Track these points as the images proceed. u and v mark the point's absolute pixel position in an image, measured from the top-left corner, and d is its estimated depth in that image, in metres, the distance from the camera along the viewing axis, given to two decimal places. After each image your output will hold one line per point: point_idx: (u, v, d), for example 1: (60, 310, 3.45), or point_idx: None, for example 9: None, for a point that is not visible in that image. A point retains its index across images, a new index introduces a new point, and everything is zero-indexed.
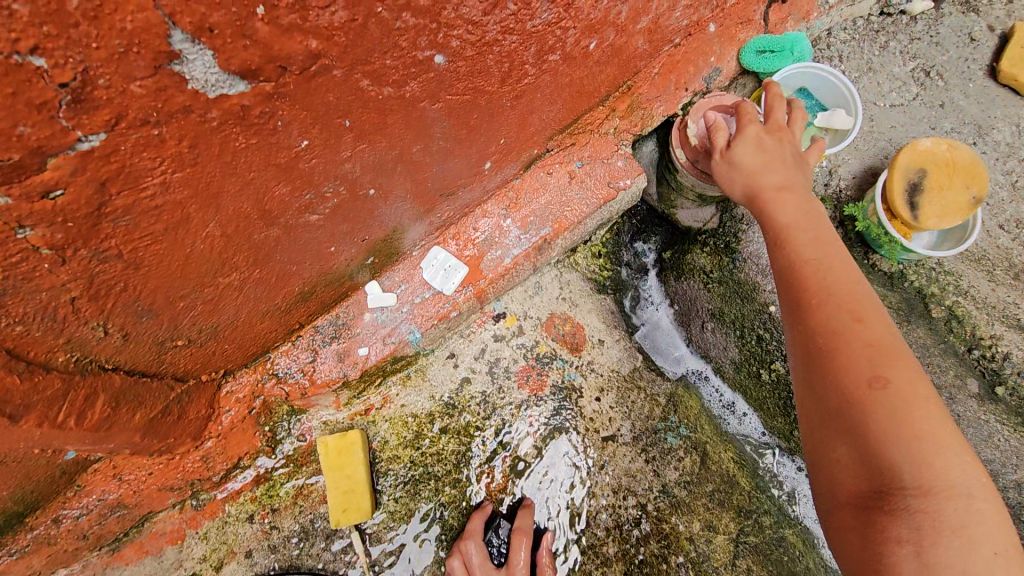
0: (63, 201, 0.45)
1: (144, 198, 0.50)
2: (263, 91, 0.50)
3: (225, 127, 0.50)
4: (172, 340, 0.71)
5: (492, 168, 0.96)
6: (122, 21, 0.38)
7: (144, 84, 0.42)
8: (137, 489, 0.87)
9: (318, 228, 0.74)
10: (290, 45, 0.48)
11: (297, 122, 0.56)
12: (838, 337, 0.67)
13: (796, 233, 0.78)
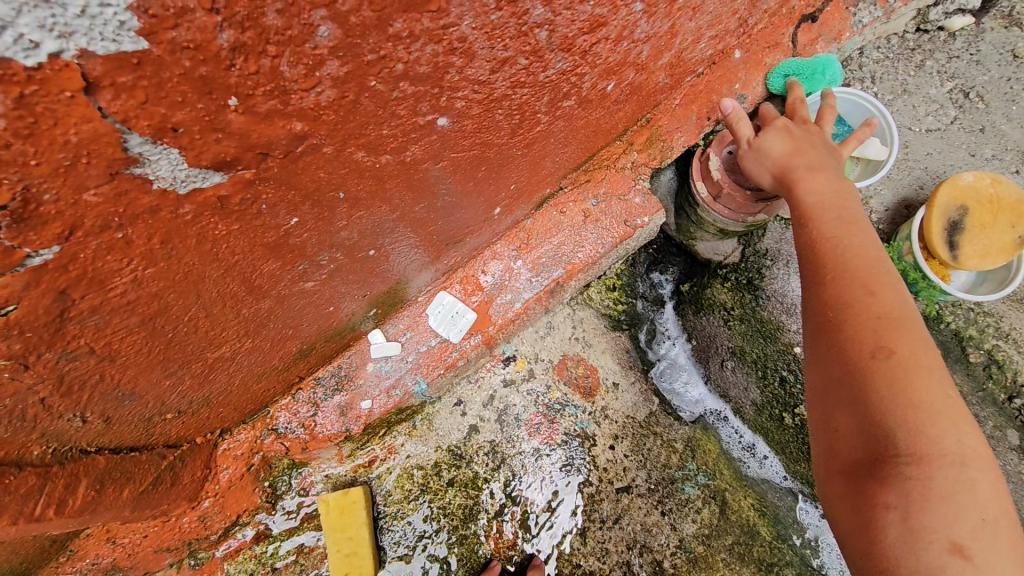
0: (17, 314, 0.41)
1: (114, 296, 0.46)
2: (243, 178, 0.45)
3: (201, 218, 0.46)
4: (160, 414, 0.67)
5: (502, 213, 0.91)
6: (65, 135, 0.33)
7: (99, 191, 0.38)
8: (132, 552, 0.84)
9: (313, 294, 0.69)
10: (270, 132, 0.43)
11: (283, 202, 0.51)
12: (847, 304, 0.62)
13: (819, 213, 0.72)
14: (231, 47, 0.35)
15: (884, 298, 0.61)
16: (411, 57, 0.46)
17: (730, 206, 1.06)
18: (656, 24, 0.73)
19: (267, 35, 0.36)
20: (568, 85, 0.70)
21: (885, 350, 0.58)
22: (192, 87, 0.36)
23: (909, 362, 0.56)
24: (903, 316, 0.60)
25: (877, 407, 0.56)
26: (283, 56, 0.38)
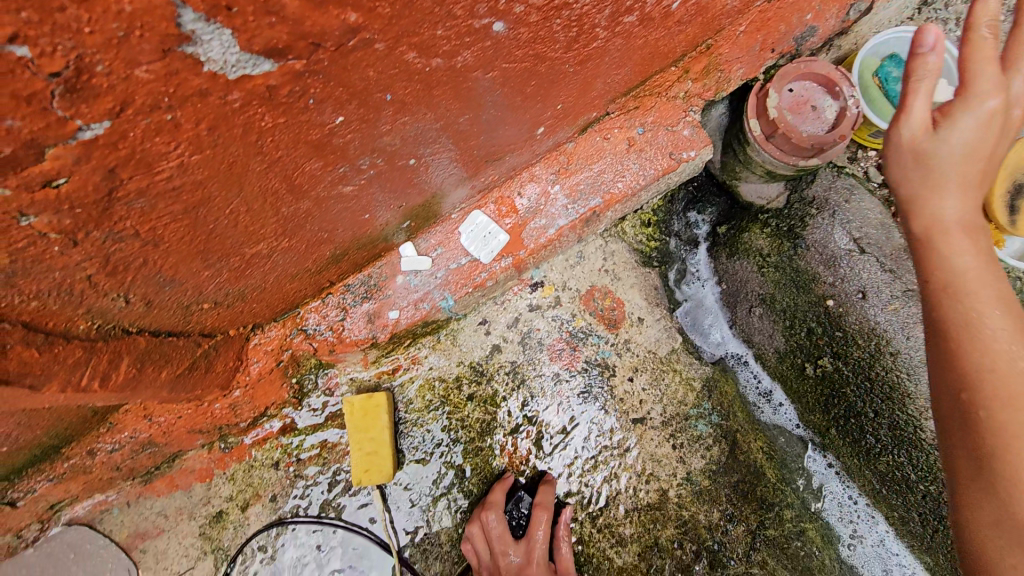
0: (67, 188, 0.42)
1: (159, 180, 0.46)
2: (292, 69, 0.43)
3: (249, 107, 0.44)
4: (197, 303, 0.69)
5: (544, 133, 0.87)
6: (119, 3, 0.32)
7: (150, 68, 0.37)
8: (166, 430, 0.89)
9: (351, 200, 0.68)
10: (324, 20, 0.41)
11: (331, 99, 0.49)
12: (974, 364, 0.61)
13: (942, 223, 0.65)
14: None
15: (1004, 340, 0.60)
16: None
17: (783, 147, 0.99)
18: None
19: None
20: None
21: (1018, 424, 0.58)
22: None
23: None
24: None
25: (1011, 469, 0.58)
26: None
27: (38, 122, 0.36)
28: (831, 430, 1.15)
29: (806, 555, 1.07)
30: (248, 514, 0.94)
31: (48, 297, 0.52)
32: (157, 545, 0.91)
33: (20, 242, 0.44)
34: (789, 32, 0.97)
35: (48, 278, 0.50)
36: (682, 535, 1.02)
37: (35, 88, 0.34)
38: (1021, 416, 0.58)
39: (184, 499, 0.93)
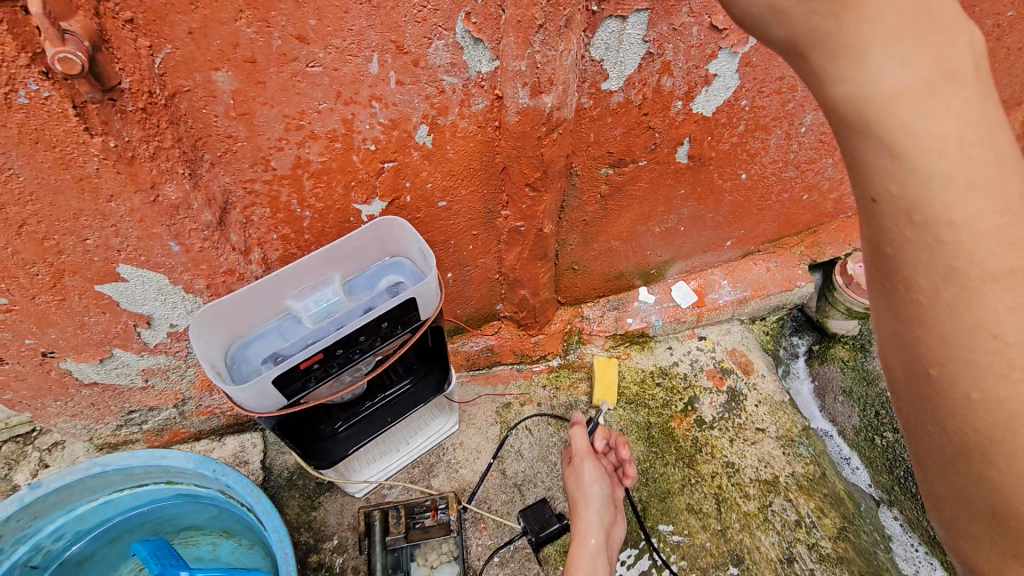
0: (606, 175, 1.28)
1: (630, 184, 1.33)
2: (689, 165, 1.35)
3: (668, 177, 1.36)
4: (573, 264, 1.54)
5: (731, 245, 1.74)
6: (678, 133, 1.25)
7: (667, 150, 1.28)
8: (502, 343, 1.64)
9: (655, 237, 1.57)
10: (707, 151, 1.33)
11: (688, 181, 1.40)
12: (859, 89, 0.46)
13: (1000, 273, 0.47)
14: (722, 121, 1.27)
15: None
16: (759, 145, 1.38)
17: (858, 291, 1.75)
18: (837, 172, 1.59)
19: (733, 117, 1.27)
20: (789, 186, 1.57)
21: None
22: (705, 128, 1.27)
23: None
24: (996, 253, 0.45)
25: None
26: (726, 132, 1.30)
27: (631, 149, 1.24)
28: (897, 486, 1.64)
29: (878, 563, 1.49)
30: (524, 407, 1.61)
31: (566, 220, 1.37)
32: (471, 409, 1.60)
33: (593, 179, 1.28)
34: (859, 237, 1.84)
35: (577, 209, 1.35)
36: (786, 508, 1.51)
37: (642, 141, 1.23)
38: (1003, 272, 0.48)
39: (492, 388, 1.64)
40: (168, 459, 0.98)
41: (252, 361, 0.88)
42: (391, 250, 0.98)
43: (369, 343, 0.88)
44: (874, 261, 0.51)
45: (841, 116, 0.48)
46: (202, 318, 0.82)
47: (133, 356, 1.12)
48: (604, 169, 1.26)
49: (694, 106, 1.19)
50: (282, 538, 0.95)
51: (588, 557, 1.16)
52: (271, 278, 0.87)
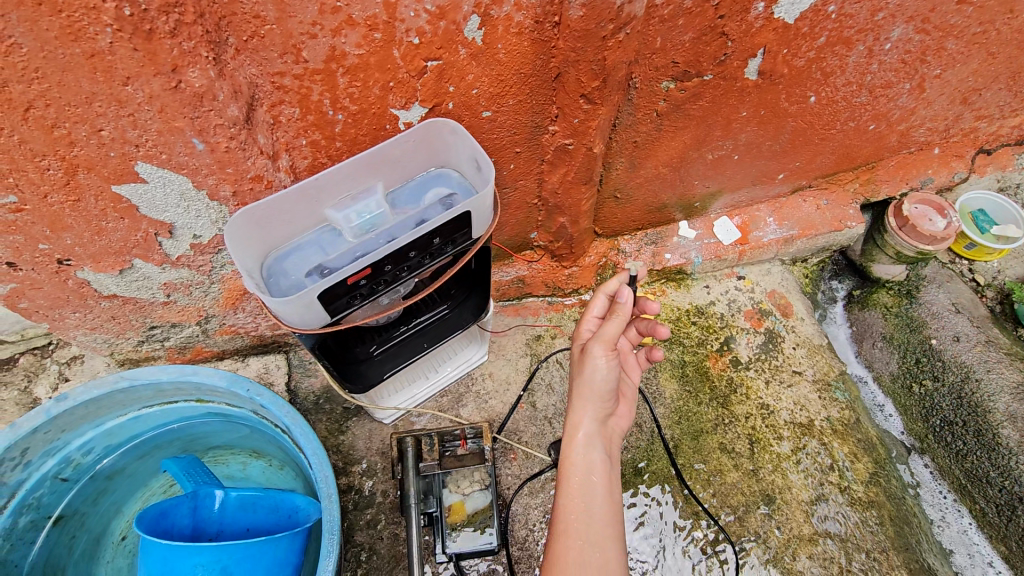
0: (666, 90, 1.15)
1: (690, 102, 1.20)
2: (756, 83, 1.22)
3: (731, 96, 1.23)
4: (616, 192, 1.43)
5: (782, 179, 1.62)
6: (752, 42, 1.11)
7: (736, 63, 1.15)
8: (534, 275, 1.56)
9: (706, 166, 1.45)
10: (778, 67, 1.19)
11: (751, 102, 1.27)
12: None
13: None
14: (801, 31, 1.12)
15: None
16: (836, 62, 1.24)
17: (912, 235, 1.65)
18: (911, 99, 1.44)
19: (815, 26, 1.12)
20: (856, 113, 1.43)
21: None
22: (782, 38, 1.12)
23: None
24: None
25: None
26: (803, 44, 1.16)
27: (698, 59, 1.10)
28: (930, 435, 1.59)
29: (906, 508, 1.47)
30: (555, 341, 1.56)
31: (615, 140, 1.25)
32: (501, 341, 1.54)
33: (651, 93, 1.15)
34: (919, 176, 1.72)
35: (630, 129, 1.23)
36: (820, 452, 1.48)
37: (711, 51, 1.09)
38: None
39: (523, 320, 1.58)
40: (199, 375, 0.93)
41: (289, 274, 0.80)
42: (440, 160, 0.88)
43: (420, 260, 0.81)
44: None
45: None
46: (237, 224, 0.73)
47: (153, 268, 1.04)
48: (665, 82, 1.13)
49: (775, 9, 1.05)
50: (321, 460, 0.91)
51: (587, 453, 1.04)
52: (312, 182, 0.78)
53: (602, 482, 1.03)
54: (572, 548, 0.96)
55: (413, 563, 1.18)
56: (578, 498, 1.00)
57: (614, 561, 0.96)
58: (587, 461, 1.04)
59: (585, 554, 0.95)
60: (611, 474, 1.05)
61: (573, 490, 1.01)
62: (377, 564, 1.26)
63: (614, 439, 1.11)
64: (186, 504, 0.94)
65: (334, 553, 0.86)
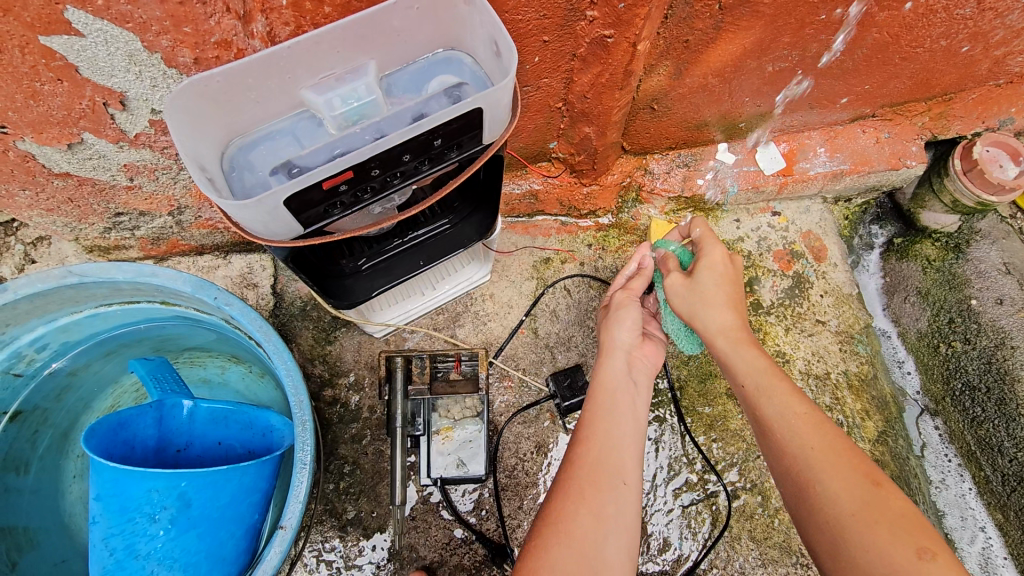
0: None
1: None
2: None
3: None
4: (653, 103, 1.23)
5: (843, 104, 1.40)
6: None
7: None
8: (549, 191, 1.40)
9: (763, 79, 1.23)
10: None
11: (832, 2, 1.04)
12: (708, 319, 0.98)
13: (763, 395, 0.90)
14: None
15: (771, 406, 0.88)
16: None
17: (977, 181, 1.46)
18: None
19: None
20: (952, 30, 1.19)
21: (738, 356, 0.94)
22: None
23: (767, 383, 0.90)
24: (762, 380, 0.90)
25: (818, 497, 0.79)
26: None
27: None
28: (947, 398, 1.51)
29: (908, 470, 1.43)
30: (564, 266, 1.43)
31: (663, 36, 1.04)
32: (505, 261, 1.41)
33: None
34: (999, 114, 1.50)
35: (682, 23, 1.01)
36: (830, 407, 1.41)
37: None
38: (768, 375, 0.91)
39: (532, 240, 1.45)
40: (159, 278, 0.81)
41: (254, 168, 0.66)
42: (448, 40, 0.70)
43: (415, 166, 0.65)
44: (751, 399, 0.91)
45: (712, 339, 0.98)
46: (182, 98, 0.58)
47: (108, 145, 0.89)
48: None
49: None
50: (295, 384, 0.82)
51: (617, 373, 1.01)
52: (280, 52, 0.60)
53: (629, 403, 0.96)
54: (592, 452, 0.88)
55: (394, 479, 1.16)
56: (603, 411, 0.94)
57: (632, 472, 0.87)
58: (620, 375, 1.00)
59: (603, 458, 0.87)
60: (639, 400, 0.98)
61: (601, 405, 0.95)
62: (360, 478, 1.22)
63: (646, 369, 1.05)
64: (150, 413, 0.85)
65: (304, 483, 0.80)
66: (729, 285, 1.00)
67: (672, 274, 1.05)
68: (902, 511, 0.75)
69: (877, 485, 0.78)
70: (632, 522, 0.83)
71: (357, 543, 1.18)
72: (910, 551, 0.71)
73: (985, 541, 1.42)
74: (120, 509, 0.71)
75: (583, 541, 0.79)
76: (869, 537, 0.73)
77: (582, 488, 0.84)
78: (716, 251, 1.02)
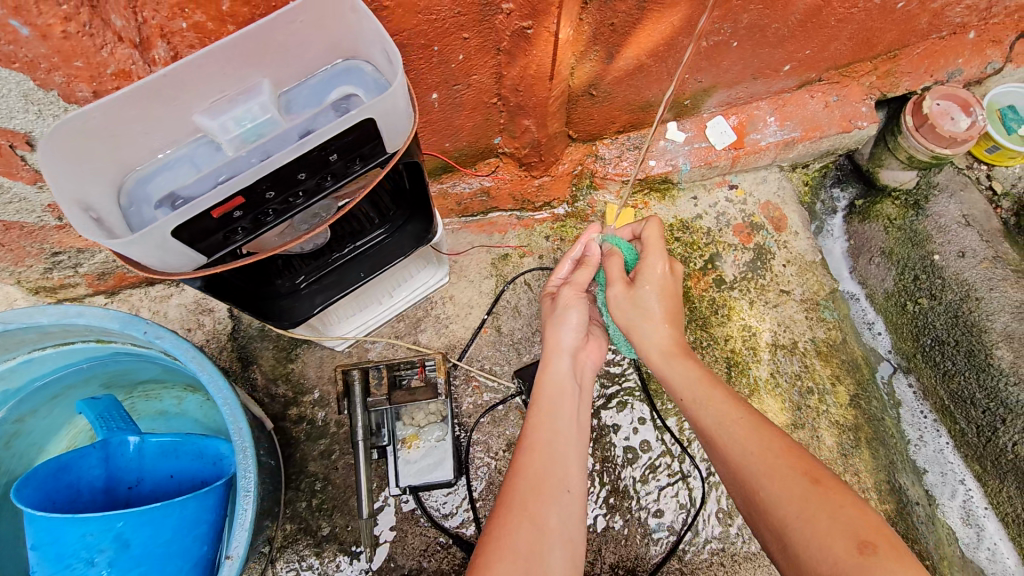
0: None
1: None
2: None
3: None
4: (591, 89, 1.22)
5: (787, 71, 1.39)
6: None
7: None
8: (500, 187, 1.39)
9: (699, 53, 1.21)
10: None
11: None
12: (645, 333, 1.01)
13: (700, 407, 0.91)
14: None
15: (709, 416, 0.89)
16: None
17: (929, 137, 1.45)
18: None
19: None
20: None
21: (674, 371, 0.97)
22: None
23: (703, 394, 0.91)
24: (699, 390, 0.92)
25: (763, 503, 0.78)
26: None
27: None
28: (919, 354, 1.51)
29: (884, 431, 1.43)
30: (523, 261, 1.42)
31: (587, 22, 1.02)
32: (462, 262, 1.40)
33: None
34: (947, 66, 1.49)
35: (605, 8, 1.00)
36: (800, 375, 1.41)
37: None
38: (705, 387, 0.92)
39: (488, 238, 1.43)
40: (86, 318, 0.80)
41: (151, 200, 0.64)
42: (345, 49, 0.68)
43: (315, 184, 0.64)
44: (689, 413, 0.92)
45: (649, 357, 1.01)
46: (57, 139, 0.56)
47: (27, 187, 0.88)
48: None
49: None
50: (234, 412, 0.81)
51: (561, 376, 1.01)
52: (158, 79, 0.59)
53: (570, 406, 0.98)
54: (535, 462, 0.88)
55: (360, 492, 1.13)
56: (545, 417, 0.95)
57: (574, 479, 0.88)
58: (559, 375, 1.02)
59: (546, 467, 0.88)
60: (580, 405, 1.00)
61: (541, 410, 0.96)
62: (332, 494, 1.21)
63: (587, 370, 1.08)
64: (94, 454, 0.84)
65: (251, 510, 0.80)
66: (669, 309, 1.02)
67: (612, 285, 1.04)
68: (842, 504, 0.73)
69: (816, 481, 0.76)
70: (577, 533, 0.84)
71: (334, 559, 1.18)
72: (849, 545, 0.68)
73: (966, 494, 1.42)
74: (57, 555, 0.72)
75: (526, 553, 0.78)
76: (810, 536, 0.71)
77: (524, 500, 0.84)
78: (659, 263, 1.01)
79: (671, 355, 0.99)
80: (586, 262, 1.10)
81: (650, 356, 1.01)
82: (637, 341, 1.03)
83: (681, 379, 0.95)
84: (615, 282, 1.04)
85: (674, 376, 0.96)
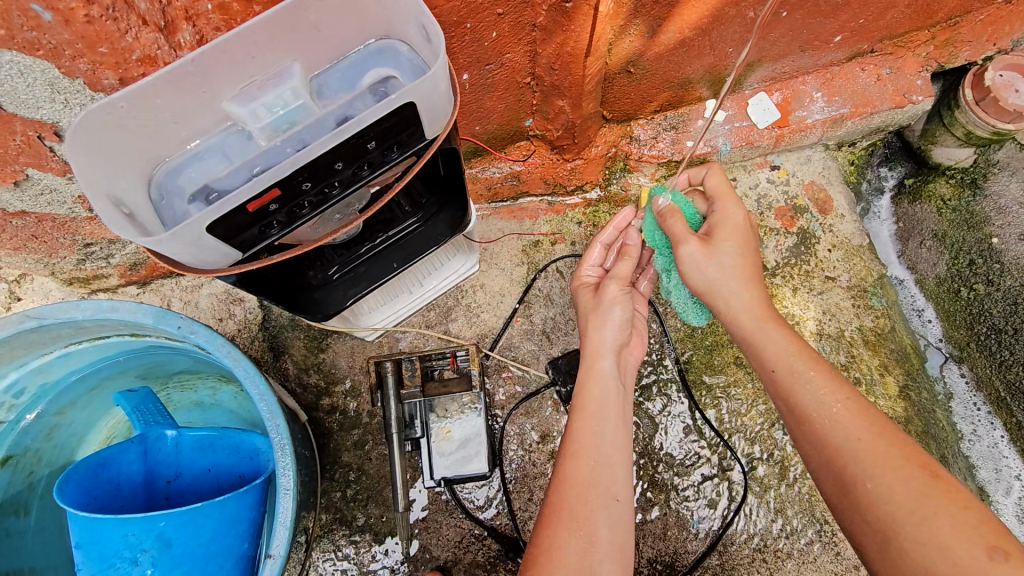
0: None
1: None
2: None
3: None
4: (628, 66, 1.15)
5: (837, 42, 1.30)
6: None
7: None
8: (532, 171, 1.34)
9: (744, 24, 1.13)
10: None
11: None
12: (726, 300, 0.94)
13: (800, 386, 0.84)
14: None
15: (808, 396, 0.83)
16: None
17: (990, 111, 1.35)
18: None
19: None
20: None
21: (768, 338, 0.90)
22: None
23: (803, 367, 0.85)
24: (798, 365, 0.85)
25: (869, 495, 0.74)
26: None
27: None
28: (972, 343, 1.44)
29: (934, 422, 1.37)
30: (556, 247, 1.38)
31: None
32: (493, 249, 1.37)
33: None
34: (1011, 33, 1.38)
35: None
36: (846, 365, 1.35)
37: None
38: (804, 361, 0.86)
39: (519, 224, 1.39)
40: (120, 312, 0.79)
41: (183, 194, 0.62)
42: (377, 28, 0.64)
43: (351, 173, 0.61)
44: (779, 388, 0.86)
45: (737, 329, 0.94)
46: (83, 131, 0.54)
47: (57, 179, 0.86)
48: None
49: None
50: (270, 408, 0.80)
51: (604, 377, 0.97)
52: (185, 65, 0.56)
53: (619, 410, 0.93)
54: (581, 470, 0.85)
55: (396, 484, 1.11)
56: (589, 420, 0.91)
57: (622, 486, 0.85)
58: (598, 375, 0.97)
59: (593, 475, 0.84)
60: (626, 404, 0.96)
61: (586, 413, 0.92)
62: (366, 484, 1.21)
63: (632, 367, 1.04)
64: (133, 449, 0.84)
65: (291, 507, 0.80)
66: (748, 263, 0.95)
67: (686, 241, 0.97)
68: (966, 502, 0.69)
69: (935, 475, 0.73)
70: (625, 540, 0.81)
71: (369, 549, 1.18)
72: (980, 552, 0.65)
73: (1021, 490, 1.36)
74: (101, 556, 0.72)
75: (579, 567, 0.75)
76: (928, 535, 0.68)
77: (573, 511, 0.81)
78: (734, 212, 0.98)
79: (761, 323, 0.91)
80: (626, 253, 1.06)
81: (734, 321, 0.94)
82: (721, 303, 0.95)
83: (776, 348, 0.88)
84: (687, 238, 0.97)
85: (768, 351, 0.89)
